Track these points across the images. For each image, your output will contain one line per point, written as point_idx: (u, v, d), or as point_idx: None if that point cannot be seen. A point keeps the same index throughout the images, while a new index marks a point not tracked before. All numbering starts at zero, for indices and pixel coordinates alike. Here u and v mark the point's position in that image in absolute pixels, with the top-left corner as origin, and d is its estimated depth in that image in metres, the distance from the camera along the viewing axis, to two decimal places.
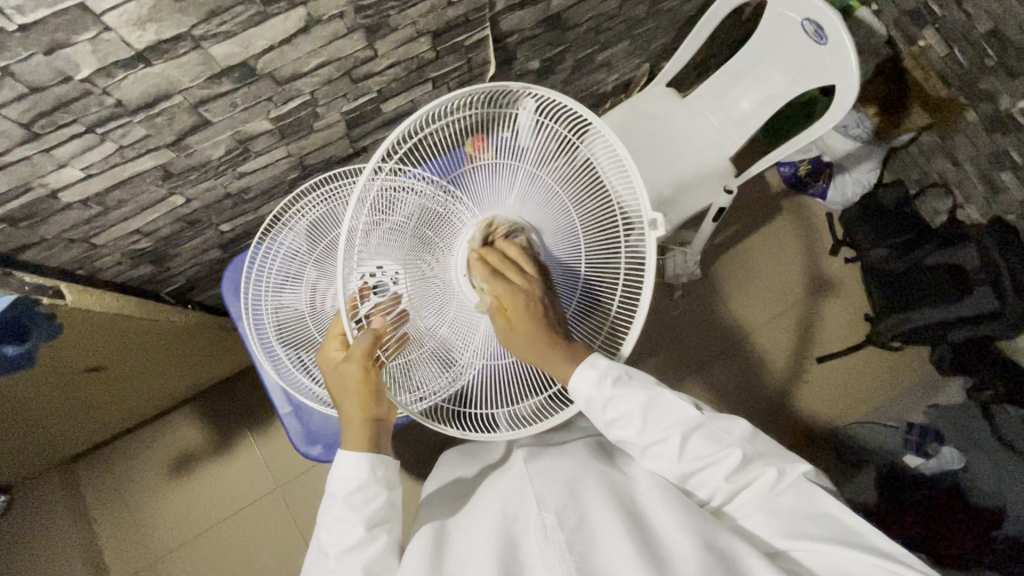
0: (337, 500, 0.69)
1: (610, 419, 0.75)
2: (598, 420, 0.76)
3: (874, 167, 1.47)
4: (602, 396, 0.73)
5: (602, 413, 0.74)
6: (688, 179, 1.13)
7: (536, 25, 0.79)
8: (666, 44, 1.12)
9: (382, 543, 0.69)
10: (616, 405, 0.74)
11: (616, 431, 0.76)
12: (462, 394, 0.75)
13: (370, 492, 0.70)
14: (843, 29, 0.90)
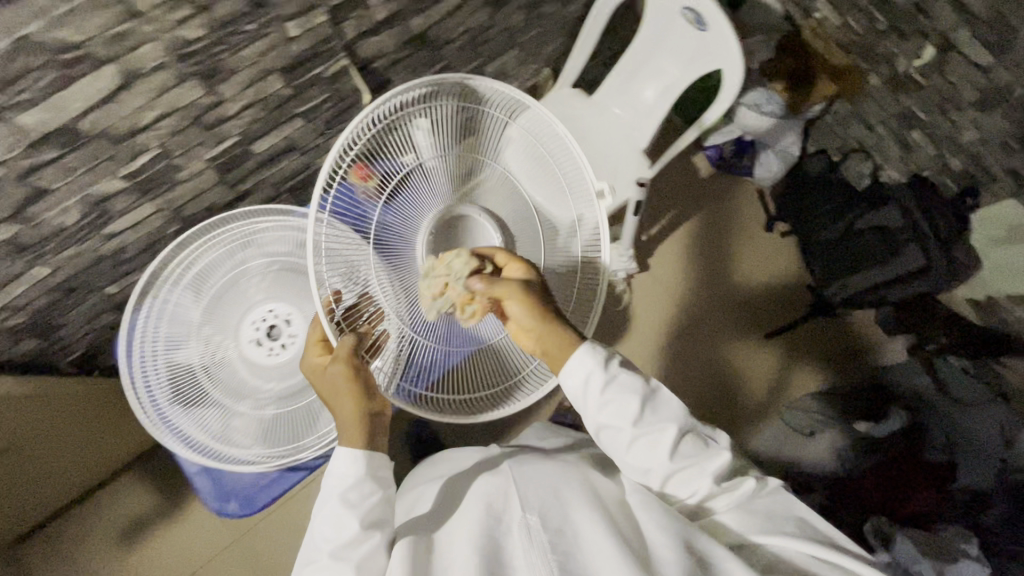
0: (333, 498, 0.69)
1: (600, 406, 0.72)
2: (588, 406, 0.73)
3: (795, 140, 1.47)
4: (601, 382, 0.72)
5: (600, 396, 0.72)
6: (600, 180, 1.10)
7: (403, 47, 0.78)
8: (560, 47, 1.13)
9: (377, 543, 0.68)
10: (615, 393, 0.71)
11: (602, 419, 0.73)
12: (467, 384, 0.92)
13: (368, 488, 0.70)
14: (720, 13, 0.92)
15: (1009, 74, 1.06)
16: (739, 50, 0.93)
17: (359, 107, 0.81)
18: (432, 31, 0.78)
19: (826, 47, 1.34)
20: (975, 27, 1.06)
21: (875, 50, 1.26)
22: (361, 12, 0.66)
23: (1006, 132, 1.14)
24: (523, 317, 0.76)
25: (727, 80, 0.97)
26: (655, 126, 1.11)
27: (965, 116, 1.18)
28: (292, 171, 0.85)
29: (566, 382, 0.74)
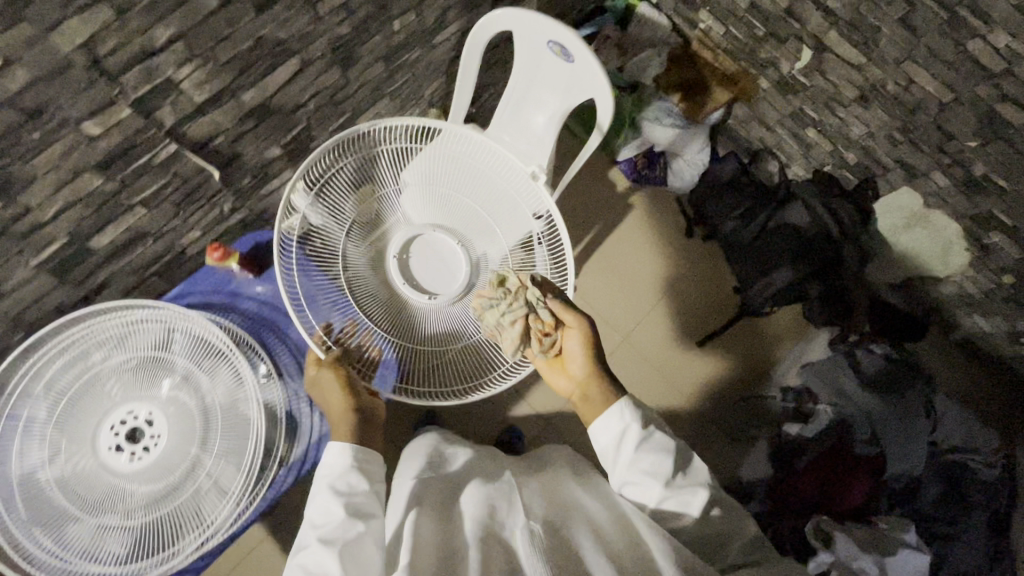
0: (324, 493, 0.75)
1: (632, 460, 0.83)
2: (620, 455, 0.85)
3: (704, 146, 1.48)
4: (638, 436, 0.84)
5: (629, 450, 0.84)
6: (503, 215, 1.04)
7: (244, 120, 0.74)
8: (441, 87, 1.11)
9: (360, 530, 0.71)
10: (647, 454, 0.83)
11: (631, 474, 0.83)
12: (466, 372, 1.02)
13: (353, 479, 0.78)
14: (583, 45, 0.92)
15: (880, 71, 1.09)
16: (607, 81, 0.94)
17: (211, 185, 0.78)
18: (274, 101, 0.75)
19: (714, 55, 1.35)
20: (843, 29, 1.08)
21: (759, 55, 1.27)
22: (178, 98, 0.63)
23: (888, 124, 1.16)
24: (583, 352, 0.92)
25: (601, 110, 0.98)
26: (546, 157, 1.07)
27: (850, 112, 1.20)
28: (150, 256, 0.81)
29: (600, 432, 0.87)
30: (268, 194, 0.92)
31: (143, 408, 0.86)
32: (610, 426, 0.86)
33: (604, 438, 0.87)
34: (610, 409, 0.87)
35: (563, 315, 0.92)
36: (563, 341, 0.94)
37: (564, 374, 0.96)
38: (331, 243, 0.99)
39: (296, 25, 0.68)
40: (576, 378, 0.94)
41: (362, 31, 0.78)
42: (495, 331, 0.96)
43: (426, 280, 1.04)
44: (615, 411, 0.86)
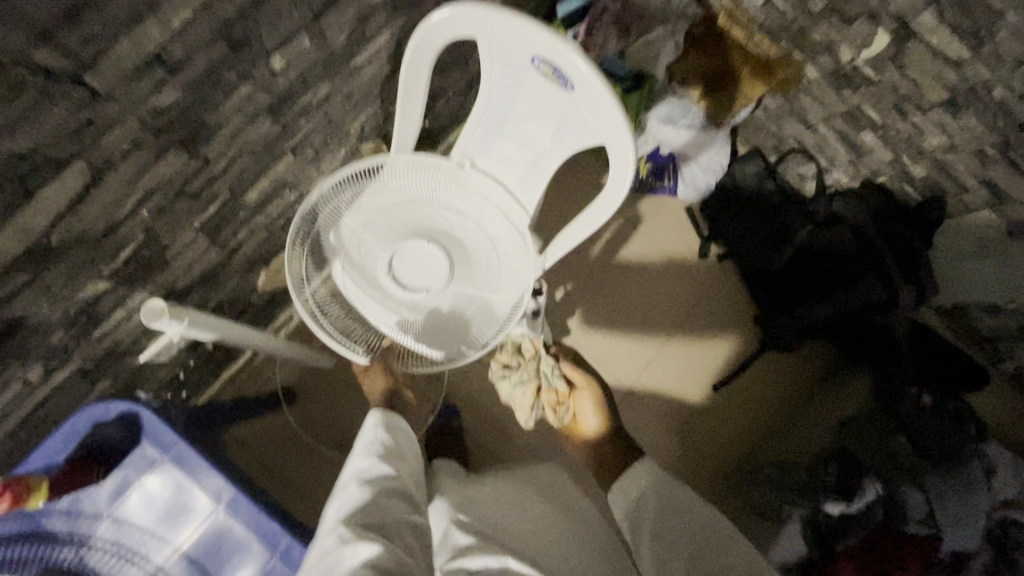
0: (376, 433, 0.68)
1: (655, 530, 0.66)
2: (640, 529, 0.68)
3: (722, 148, 1.19)
4: (655, 498, 0.69)
5: (650, 505, 0.69)
6: (488, 231, 0.78)
7: (8, 271, 0.44)
8: (382, 113, 0.78)
9: (399, 451, 0.67)
10: (670, 515, 0.67)
11: (654, 549, 0.65)
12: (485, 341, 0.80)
13: (401, 431, 0.71)
14: (588, 69, 0.59)
15: (987, 69, 0.79)
16: (625, 120, 0.63)
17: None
18: (64, 225, 0.46)
19: (749, 35, 1.02)
20: (944, 8, 0.77)
21: (810, 37, 0.95)
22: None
23: (978, 137, 0.88)
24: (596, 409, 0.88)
25: (613, 156, 0.67)
26: (535, 201, 0.79)
27: (929, 118, 0.91)
28: None
29: (620, 493, 0.74)
30: (117, 328, 0.60)
31: None
32: (625, 490, 0.73)
33: (621, 505, 0.73)
34: (627, 477, 0.74)
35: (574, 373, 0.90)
36: (576, 404, 0.89)
37: (579, 439, 0.88)
38: (326, 267, 0.80)
39: (44, 123, 0.40)
40: (590, 439, 0.87)
41: (209, 91, 0.49)
42: (508, 401, 0.92)
43: (410, 285, 0.78)
44: (631, 475, 0.73)
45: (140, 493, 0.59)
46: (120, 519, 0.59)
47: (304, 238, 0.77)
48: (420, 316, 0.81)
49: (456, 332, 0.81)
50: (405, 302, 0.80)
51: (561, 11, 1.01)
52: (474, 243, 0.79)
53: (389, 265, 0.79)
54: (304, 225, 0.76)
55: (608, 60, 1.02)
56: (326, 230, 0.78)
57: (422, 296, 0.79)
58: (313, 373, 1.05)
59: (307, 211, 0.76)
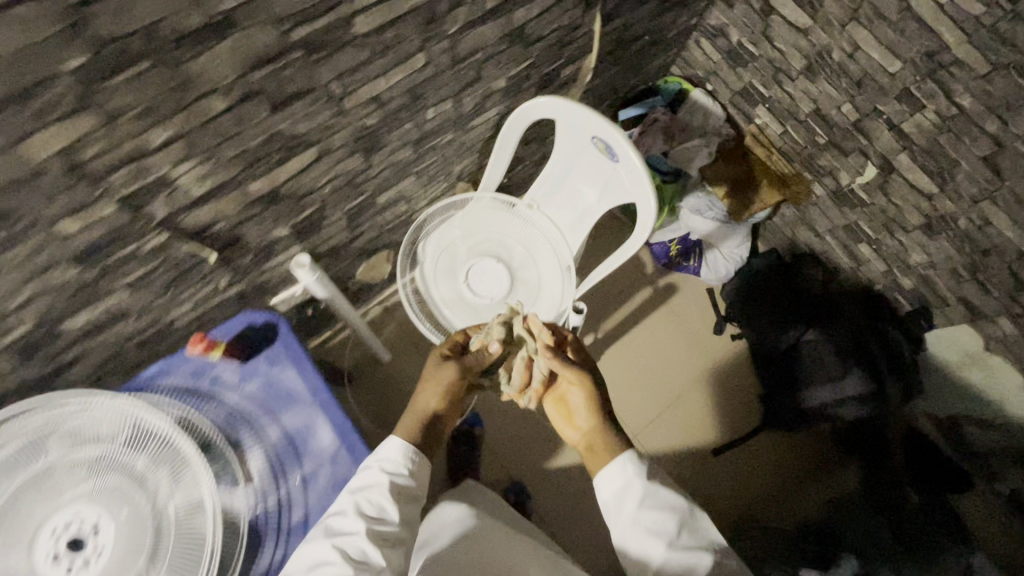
0: (380, 485, 0.70)
1: (635, 517, 0.77)
2: (621, 513, 0.79)
3: (743, 242, 1.39)
4: (641, 494, 0.78)
5: (636, 505, 0.78)
6: (542, 259, 1.07)
7: (247, 207, 0.68)
8: (474, 162, 1.05)
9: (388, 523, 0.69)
10: (653, 504, 0.77)
11: (634, 531, 0.76)
12: None
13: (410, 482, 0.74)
14: (630, 151, 0.85)
15: (952, 205, 0.99)
16: (649, 187, 0.86)
17: (204, 266, 0.72)
18: (291, 186, 0.70)
19: (769, 153, 1.27)
20: (917, 154, 0.99)
21: (817, 162, 1.19)
22: (176, 195, 0.57)
23: (953, 259, 1.06)
24: (587, 405, 0.91)
25: (641, 211, 0.91)
26: (579, 243, 1.06)
27: (911, 238, 1.11)
28: (135, 329, 0.73)
29: (605, 481, 0.82)
30: (270, 269, 0.84)
31: (94, 512, 0.65)
32: (610, 483, 0.81)
33: (607, 492, 0.82)
34: (611, 464, 0.83)
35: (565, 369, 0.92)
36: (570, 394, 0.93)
37: (573, 425, 0.94)
38: (420, 266, 1.08)
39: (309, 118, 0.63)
40: (583, 431, 0.91)
41: (392, 120, 0.73)
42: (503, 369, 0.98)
43: (480, 288, 1.07)
44: (615, 466, 0.82)
45: (264, 380, 0.77)
46: (245, 394, 0.76)
47: (412, 240, 1.06)
48: (479, 314, 1.07)
49: None
50: (472, 301, 1.07)
51: (621, 116, 1.31)
52: (530, 268, 1.08)
53: (467, 271, 1.08)
54: (413, 231, 1.06)
55: (653, 156, 1.28)
56: (425, 239, 1.08)
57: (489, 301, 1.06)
58: (373, 359, 1.26)
59: (419, 221, 1.06)
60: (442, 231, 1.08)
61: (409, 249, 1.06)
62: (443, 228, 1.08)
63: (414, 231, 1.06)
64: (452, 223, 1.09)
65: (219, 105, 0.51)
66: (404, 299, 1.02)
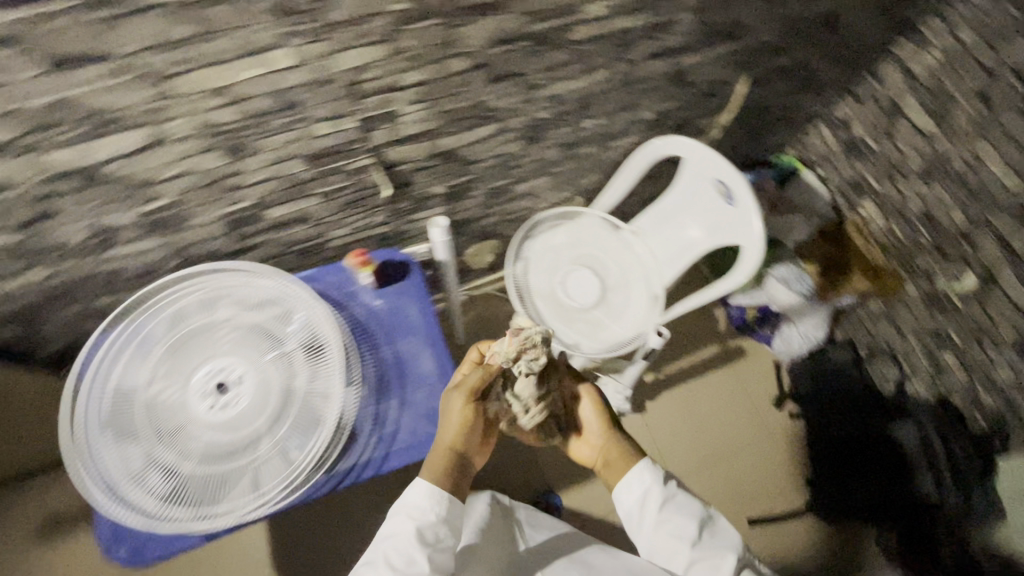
0: (405, 534, 0.68)
1: (656, 522, 0.74)
2: (643, 520, 0.76)
3: (820, 324, 1.42)
4: (660, 499, 0.75)
5: (658, 510, 0.75)
6: (636, 281, 1.16)
7: (428, 158, 0.82)
8: (597, 182, 1.18)
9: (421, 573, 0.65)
10: (674, 509, 0.74)
11: (656, 536, 0.74)
12: (612, 347, 1.13)
13: (443, 531, 0.71)
14: (747, 193, 0.94)
15: None
16: (760, 229, 0.93)
17: (376, 199, 0.86)
18: (465, 150, 0.83)
19: (867, 244, 1.32)
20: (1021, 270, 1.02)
21: (915, 261, 1.23)
22: (394, 127, 0.71)
23: None
24: (596, 416, 0.87)
25: (744, 252, 0.98)
26: (675, 274, 1.14)
27: (1002, 354, 1.11)
28: (304, 236, 0.88)
29: (623, 493, 0.79)
30: (413, 221, 0.98)
31: (243, 367, 0.76)
32: (630, 493, 0.78)
33: (627, 502, 0.78)
34: (632, 473, 0.79)
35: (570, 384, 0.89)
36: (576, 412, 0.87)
37: (583, 441, 0.88)
38: (526, 259, 1.19)
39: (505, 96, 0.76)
40: (598, 446, 0.86)
41: (559, 120, 0.86)
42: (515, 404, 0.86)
43: (575, 292, 1.16)
44: (634, 477, 0.78)
45: (389, 307, 0.89)
46: (371, 314, 0.88)
47: (527, 235, 1.19)
48: (569, 315, 1.16)
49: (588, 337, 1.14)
50: (565, 302, 1.16)
51: None
52: (625, 285, 1.17)
53: (566, 274, 1.18)
54: (530, 228, 1.18)
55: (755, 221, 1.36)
56: (537, 238, 1.20)
57: (581, 305, 1.15)
58: (452, 337, 1.37)
59: (537, 221, 1.19)
60: (554, 235, 1.20)
61: (520, 242, 1.18)
62: (555, 232, 1.20)
63: (530, 228, 1.19)
64: (564, 230, 1.20)
65: (458, 66, 0.65)
66: (508, 283, 1.13)
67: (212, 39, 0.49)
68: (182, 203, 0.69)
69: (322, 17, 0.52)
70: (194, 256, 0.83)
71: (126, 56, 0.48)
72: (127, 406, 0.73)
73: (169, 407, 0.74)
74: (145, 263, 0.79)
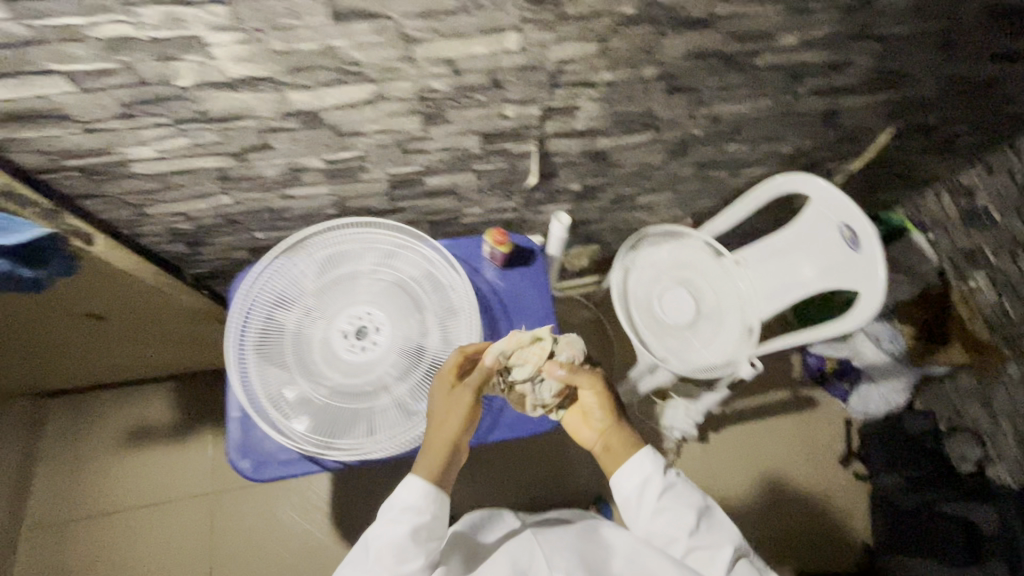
0: (398, 531, 0.65)
1: (654, 511, 0.72)
2: (640, 509, 0.73)
3: (904, 390, 1.38)
4: (660, 489, 0.73)
5: (657, 499, 0.73)
6: (734, 309, 1.17)
7: (580, 155, 0.86)
8: (710, 207, 1.20)
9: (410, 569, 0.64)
10: (673, 499, 0.73)
11: (653, 525, 0.72)
12: (701, 369, 1.14)
13: (434, 532, 0.68)
14: (876, 243, 0.93)
15: None
16: (883, 282, 0.93)
17: (521, 184, 0.90)
18: (615, 153, 0.87)
19: (972, 317, 1.29)
20: None
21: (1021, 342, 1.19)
22: (567, 120, 0.76)
23: None
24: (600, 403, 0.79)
25: (860, 301, 0.97)
26: (773, 310, 1.14)
27: None
28: (445, 208, 0.93)
29: (622, 481, 0.74)
30: (540, 212, 1.03)
31: (383, 319, 0.82)
32: (630, 481, 0.74)
33: (625, 490, 0.74)
34: (634, 464, 0.74)
35: (573, 375, 0.78)
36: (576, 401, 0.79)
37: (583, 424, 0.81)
38: (635, 264, 1.20)
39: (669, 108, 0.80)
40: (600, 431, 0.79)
41: (707, 139, 0.89)
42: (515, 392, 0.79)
43: (673, 307, 1.17)
44: (636, 467, 0.74)
45: (511, 288, 0.93)
46: (494, 292, 0.92)
47: (639, 242, 1.21)
48: (663, 328, 1.17)
49: (679, 353, 1.15)
50: (661, 315, 1.17)
51: None
52: (722, 311, 1.18)
53: (666, 289, 1.19)
54: (645, 236, 1.21)
55: None
56: (647, 247, 1.21)
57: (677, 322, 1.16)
58: None
59: (652, 231, 1.21)
60: (663, 248, 1.21)
61: (634, 248, 1.20)
62: (665, 245, 1.21)
63: (644, 237, 1.21)
64: (672, 245, 1.22)
65: (648, 73, 0.69)
66: (616, 283, 1.14)
67: (464, 14, 0.54)
68: (365, 158, 0.75)
69: (560, 10, 0.56)
70: (350, 208, 0.89)
71: (391, 18, 0.53)
72: (278, 334, 0.80)
73: (312, 342, 0.81)
74: (309, 208, 0.85)
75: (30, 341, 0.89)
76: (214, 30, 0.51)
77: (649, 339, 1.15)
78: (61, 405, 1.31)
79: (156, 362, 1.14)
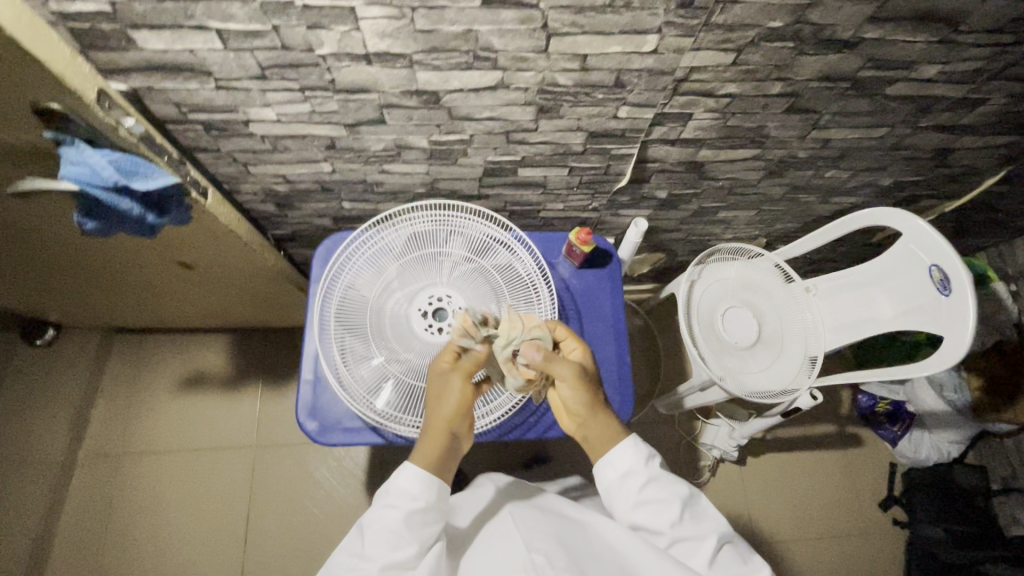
0: (395, 518, 0.68)
1: (636, 502, 0.72)
2: (621, 498, 0.73)
3: (959, 441, 1.34)
4: (643, 481, 0.72)
5: (639, 490, 0.72)
6: (797, 337, 1.14)
7: (678, 163, 0.84)
8: (789, 229, 1.17)
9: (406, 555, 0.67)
10: (657, 490, 0.72)
11: (635, 516, 0.72)
12: (757, 393, 1.11)
13: (431, 517, 0.71)
14: (969, 289, 0.88)
15: None
16: (970, 330, 0.88)
17: (610, 185, 0.89)
18: (713, 165, 0.85)
19: None
20: None
21: None
22: (676, 127, 0.74)
23: None
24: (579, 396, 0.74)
25: (941, 347, 0.93)
26: (839, 343, 1.11)
27: None
28: (530, 200, 0.93)
29: (604, 470, 0.74)
30: (620, 214, 1.02)
31: (461, 301, 0.82)
32: (610, 474, 0.73)
33: (605, 479, 0.74)
34: (609, 458, 0.73)
35: (550, 362, 0.72)
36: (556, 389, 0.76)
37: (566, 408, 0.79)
38: (702, 279, 1.18)
39: None
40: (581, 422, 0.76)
41: (810, 162, 0.87)
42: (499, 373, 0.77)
43: (738, 327, 1.14)
44: (612, 461, 0.73)
45: (584, 289, 0.93)
46: (567, 290, 0.92)
47: (708, 258, 1.18)
48: (724, 346, 1.14)
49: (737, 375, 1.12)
50: (724, 334, 1.14)
51: None
52: (785, 337, 1.15)
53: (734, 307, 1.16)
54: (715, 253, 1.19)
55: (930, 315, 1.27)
56: (716, 263, 1.19)
57: (739, 342, 1.14)
58: None
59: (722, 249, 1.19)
60: (732, 266, 1.19)
61: (703, 263, 1.17)
62: (734, 264, 1.19)
63: (713, 254, 1.19)
64: (742, 265, 1.19)
65: (774, 89, 0.67)
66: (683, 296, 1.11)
67: (610, 12, 0.54)
68: (469, 142, 0.75)
69: (707, 17, 0.55)
70: (438, 189, 0.90)
71: (539, 10, 0.53)
72: (359, 303, 0.81)
73: (388, 314, 0.81)
74: (400, 184, 0.86)
75: (121, 280, 0.93)
76: (367, 4, 0.51)
77: (708, 358, 1.11)
78: (127, 342, 1.37)
79: (222, 316, 1.18)
